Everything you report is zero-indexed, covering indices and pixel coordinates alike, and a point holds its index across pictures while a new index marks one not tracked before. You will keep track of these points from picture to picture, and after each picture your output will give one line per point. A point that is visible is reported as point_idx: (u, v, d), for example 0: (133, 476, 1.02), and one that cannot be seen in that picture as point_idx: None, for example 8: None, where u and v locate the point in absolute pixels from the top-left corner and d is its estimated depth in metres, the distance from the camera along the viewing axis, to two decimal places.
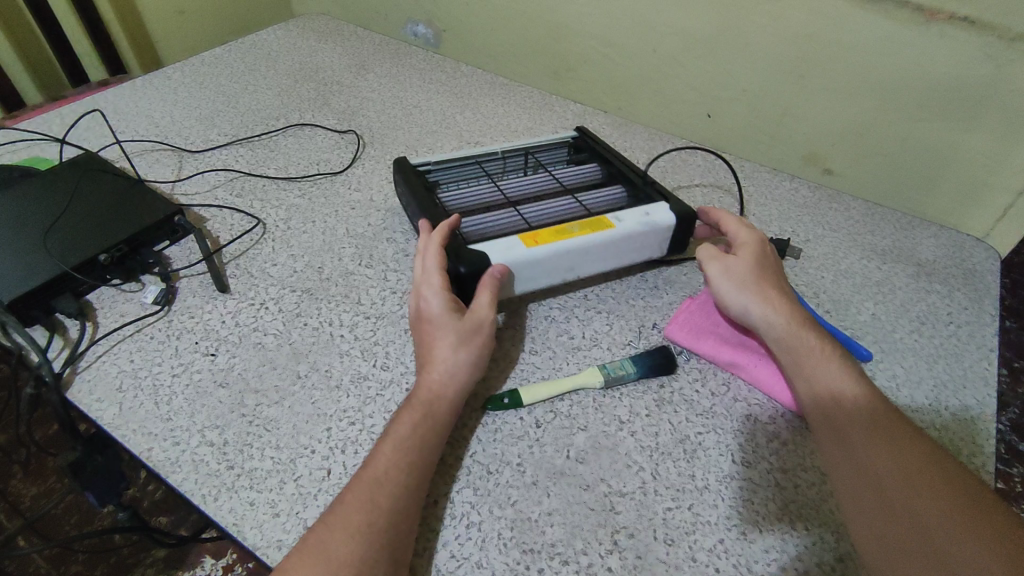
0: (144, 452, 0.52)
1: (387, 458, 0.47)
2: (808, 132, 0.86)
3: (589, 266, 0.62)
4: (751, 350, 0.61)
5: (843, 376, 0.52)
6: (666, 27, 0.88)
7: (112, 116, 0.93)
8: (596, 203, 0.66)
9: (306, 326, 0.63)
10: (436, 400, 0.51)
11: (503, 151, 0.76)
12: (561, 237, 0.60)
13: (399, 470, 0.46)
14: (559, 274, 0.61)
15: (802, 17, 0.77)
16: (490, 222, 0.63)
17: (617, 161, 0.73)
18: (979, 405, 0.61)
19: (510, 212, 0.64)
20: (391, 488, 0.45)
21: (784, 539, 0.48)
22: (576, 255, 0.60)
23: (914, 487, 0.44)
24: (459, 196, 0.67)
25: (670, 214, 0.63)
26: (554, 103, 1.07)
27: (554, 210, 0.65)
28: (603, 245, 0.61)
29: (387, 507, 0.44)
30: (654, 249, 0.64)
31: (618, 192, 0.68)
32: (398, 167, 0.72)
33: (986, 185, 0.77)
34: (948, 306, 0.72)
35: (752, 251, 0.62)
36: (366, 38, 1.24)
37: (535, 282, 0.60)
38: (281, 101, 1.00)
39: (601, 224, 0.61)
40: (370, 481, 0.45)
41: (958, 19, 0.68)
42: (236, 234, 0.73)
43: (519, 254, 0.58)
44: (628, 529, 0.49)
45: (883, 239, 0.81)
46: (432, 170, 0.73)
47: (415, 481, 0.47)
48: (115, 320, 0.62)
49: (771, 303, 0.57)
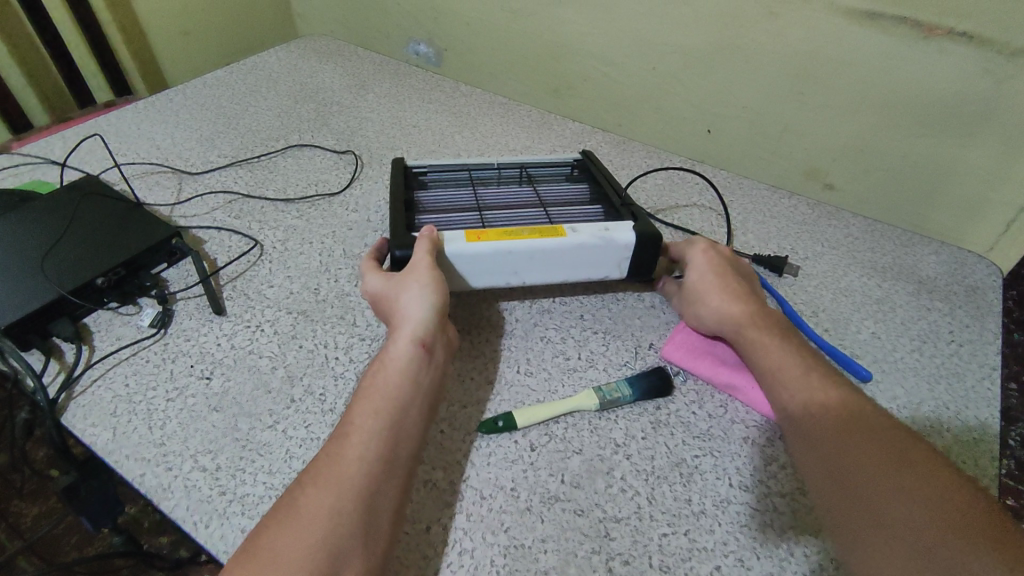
0: (136, 478, 0.52)
1: (352, 412, 0.48)
2: (808, 146, 0.85)
3: (533, 271, 0.61)
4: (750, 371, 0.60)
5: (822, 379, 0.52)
6: (663, 44, 0.88)
7: (115, 139, 0.94)
8: (563, 218, 0.65)
9: (301, 349, 0.63)
10: (395, 345, 0.52)
11: (502, 162, 0.76)
12: (507, 238, 0.60)
13: (363, 418, 0.47)
14: (501, 275, 0.61)
15: (800, 34, 0.77)
16: (448, 220, 0.63)
17: (608, 187, 0.72)
18: (982, 426, 0.60)
19: (473, 215, 0.64)
20: (357, 436, 0.46)
21: (782, 567, 0.47)
22: (519, 256, 0.60)
23: (875, 478, 0.43)
24: (436, 197, 0.68)
25: (631, 233, 0.61)
26: (553, 121, 1.08)
27: (517, 217, 0.65)
28: (551, 252, 0.60)
29: (355, 452, 0.44)
30: (610, 266, 0.63)
31: (594, 212, 0.67)
32: (394, 164, 0.74)
33: (988, 200, 0.77)
34: (950, 324, 0.71)
35: (710, 275, 0.62)
36: (367, 59, 1.26)
37: (476, 278, 0.61)
38: (281, 123, 1.01)
39: (553, 231, 0.61)
40: (336, 439, 0.46)
41: (958, 34, 0.68)
42: (234, 256, 0.74)
43: (458, 246, 0.58)
44: (623, 556, 0.48)
45: (883, 256, 0.81)
46: (427, 171, 0.75)
47: (382, 419, 0.47)
48: (111, 343, 0.63)
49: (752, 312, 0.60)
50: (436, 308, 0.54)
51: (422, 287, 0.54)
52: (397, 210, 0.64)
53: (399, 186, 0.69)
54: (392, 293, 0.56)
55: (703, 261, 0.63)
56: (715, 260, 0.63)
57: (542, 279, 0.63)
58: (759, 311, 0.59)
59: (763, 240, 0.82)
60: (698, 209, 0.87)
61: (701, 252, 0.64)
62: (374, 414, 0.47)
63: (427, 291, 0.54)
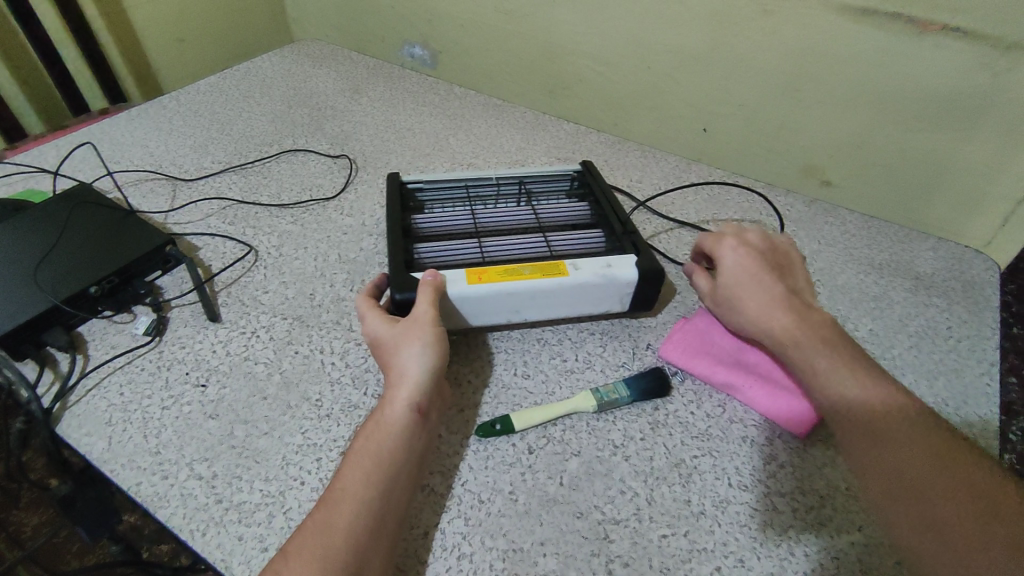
0: (132, 487, 0.51)
1: (344, 476, 0.47)
2: (804, 144, 0.85)
3: (535, 309, 0.61)
4: (746, 369, 0.59)
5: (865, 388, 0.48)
6: (659, 44, 0.88)
7: (109, 147, 0.94)
8: (563, 246, 0.65)
9: (297, 354, 0.62)
10: (390, 406, 0.50)
11: (501, 176, 0.77)
12: (509, 278, 0.59)
13: (355, 489, 0.46)
14: (503, 313, 0.61)
15: (796, 31, 0.76)
16: (448, 252, 0.63)
17: (607, 206, 0.72)
18: (981, 421, 0.60)
19: (472, 245, 0.64)
20: (348, 507, 0.45)
21: (783, 566, 0.47)
22: (521, 297, 0.60)
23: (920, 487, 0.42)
24: (435, 221, 0.68)
25: (633, 271, 0.61)
26: (548, 122, 1.08)
27: (517, 248, 0.65)
28: (553, 291, 0.60)
29: (345, 526, 0.44)
30: (611, 302, 0.63)
31: (595, 239, 0.67)
32: (390, 181, 0.74)
33: (988, 195, 0.76)
34: (948, 319, 0.71)
35: (741, 276, 0.58)
36: (360, 63, 1.26)
37: (478, 317, 0.61)
38: (275, 128, 1.01)
39: (555, 269, 0.61)
40: (328, 505, 0.45)
41: (952, 29, 0.68)
42: (228, 263, 0.73)
43: (460, 289, 0.58)
44: (623, 559, 0.47)
45: (880, 252, 0.81)
46: (423, 189, 0.75)
47: (375, 488, 0.46)
48: (106, 351, 0.62)
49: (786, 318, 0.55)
50: (434, 367, 0.53)
51: (425, 345, 0.53)
52: (397, 239, 0.63)
53: (396, 209, 0.69)
54: (390, 344, 0.54)
55: (733, 261, 0.59)
56: (748, 258, 0.59)
57: (543, 316, 0.63)
58: (795, 305, 0.55)
59: None
60: (694, 209, 0.87)
61: (730, 251, 0.60)
62: (366, 483, 0.46)
63: (429, 350, 0.53)
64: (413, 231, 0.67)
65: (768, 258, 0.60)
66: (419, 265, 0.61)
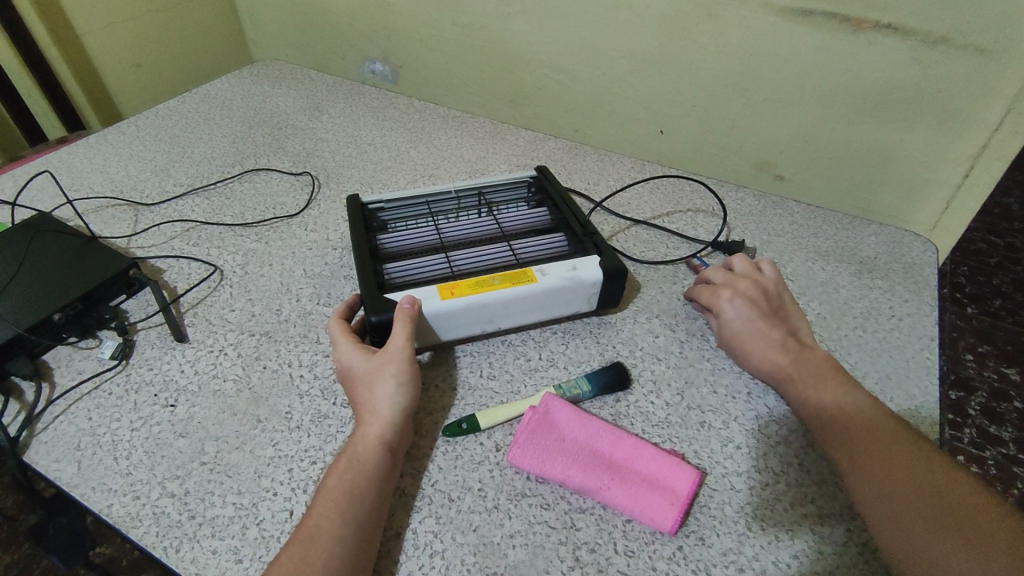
0: (104, 509, 0.52)
1: (318, 513, 0.47)
2: (754, 140, 0.89)
3: (509, 316, 0.64)
4: (607, 469, 0.53)
5: (772, 355, 0.60)
6: (613, 51, 0.91)
7: (66, 175, 0.94)
8: (528, 252, 0.68)
9: (265, 369, 0.63)
10: (363, 440, 0.52)
11: (460, 188, 0.79)
12: (480, 290, 0.61)
13: (330, 524, 0.47)
14: (478, 324, 0.63)
15: (741, 33, 0.80)
16: (417, 269, 0.65)
17: (566, 209, 0.74)
18: (922, 394, 0.63)
19: (440, 259, 0.66)
20: (322, 541, 0.46)
21: (741, 541, 0.50)
22: (493, 307, 0.62)
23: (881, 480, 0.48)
24: (400, 239, 0.70)
25: (597, 270, 0.64)
26: (508, 131, 1.10)
27: (484, 258, 0.67)
28: (524, 298, 0.62)
29: (321, 562, 0.44)
30: (579, 302, 0.66)
31: (558, 242, 0.69)
32: (349, 204, 0.75)
33: (927, 179, 0.81)
34: (890, 300, 0.75)
35: (742, 328, 0.63)
36: (321, 81, 1.27)
37: (454, 330, 0.62)
38: (237, 148, 1.02)
39: (523, 276, 0.63)
40: (304, 540, 0.46)
41: (883, 26, 0.72)
42: (193, 284, 0.74)
43: (435, 306, 0.59)
44: (589, 545, 0.49)
45: (826, 240, 0.85)
46: (383, 208, 0.76)
47: (351, 522, 0.47)
48: (72, 378, 0.62)
49: (776, 349, 0.61)
50: (406, 405, 0.55)
51: (397, 384, 0.54)
52: (366, 260, 0.65)
53: (359, 228, 0.70)
54: (364, 381, 0.55)
55: (733, 313, 0.64)
56: (744, 308, 0.64)
57: (516, 323, 0.65)
58: (791, 346, 0.61)
59: (713, 232, 0.85)
60: (650, 207, 0.91)
61: (729, 304, 0.65)
62: (340, 518, 0.47)
63: (401, 388, 0.55)
64: (379, 250, 0.68)
65: (766, 304, 0.65)
66: (391, 282, 0.63)
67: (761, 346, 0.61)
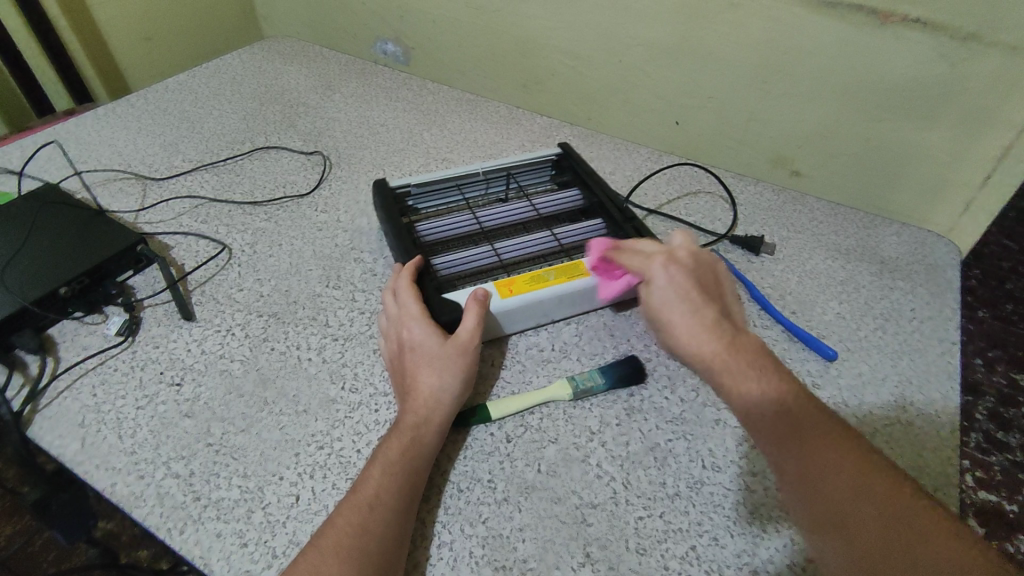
0: (108, 487, 0.51)
1: (378, 482, 0.47)
2: (772, 134, 0.87)
3: (563, 308, 0.65)
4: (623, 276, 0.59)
5: (693, 336, 0.45)
6: (631, 38, 0.89)
7: (73, 147, 0.92)
8: (571, 240, 0.68)
9: (273, 351, 0.62)
10: (424, 420, 0.51)
11: (487, 168, 0.78)
12: (537, 286, 0.62)
13: (388, 489, 0.47)
14: (534, 317, 0.64)
15: (763, 25, 0.78)
16: (465, 259, 0.65)
17: (598, 187, 0.74)
18: (943, 399, 0.62)
19: (485, 249, 0.67)
20: (379, 510, 0.45)
21: (754, 542, 0.49)
22: (551, 301, 0.63)
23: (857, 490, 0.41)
24: (439, 227, 0.69)
25: None
26: (522, 116, 1.08)
27: (530, 247, 0.67)
28: (578, 291, 0.63)
29: (378, 531, 0.44)
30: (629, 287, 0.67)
31: (597, 227, 0.70)
32: (377, 189, 0.74)
33: (947, 181, 0.78)
34: (911, 302, 0.73)
35: (673, 300, 0.47)
36: (332, 59, 1.25)
37: (514, 324, 0.64)
38: (247, 125, 1.00)
39: (577, 270, 0.64)
40: (362, 507, 0.45)
41: (912, 21, 0.69)
42: (202, 261, 0.73)
43: (498, 306, 0.60)
44: (600, 541, 0.48)
45: (847, 239, 0.83)
46: (412, 191, 0.75)
47: (407, 499, 0.47)
48: (77, 353, 0.62)
49: (699, 325, 0.45)
50: (462, 397, 0.54)
51: (463, 374, 0.54)
52: (411, 250, 0.65)
53: (394, 217, 0.69)
54: (429, 359, 0.54)
55: (666, 281, 0.47)
56: (682, 277, 0.47)
57: (570, 311, 0.66)
58: (722, 330, 0.45)
59: (730, 226, 0.84)
60: (667, 198, 0.89)
61: (663, 269, 0.48)
62: (402, 492, 0.47)
63: (463, 380, 0.54)
64: (421, 240, 0.68)
65: (704, 278, 0.48)
66: (444, 277, 0.64)
67: (683, 323, 0.46)
